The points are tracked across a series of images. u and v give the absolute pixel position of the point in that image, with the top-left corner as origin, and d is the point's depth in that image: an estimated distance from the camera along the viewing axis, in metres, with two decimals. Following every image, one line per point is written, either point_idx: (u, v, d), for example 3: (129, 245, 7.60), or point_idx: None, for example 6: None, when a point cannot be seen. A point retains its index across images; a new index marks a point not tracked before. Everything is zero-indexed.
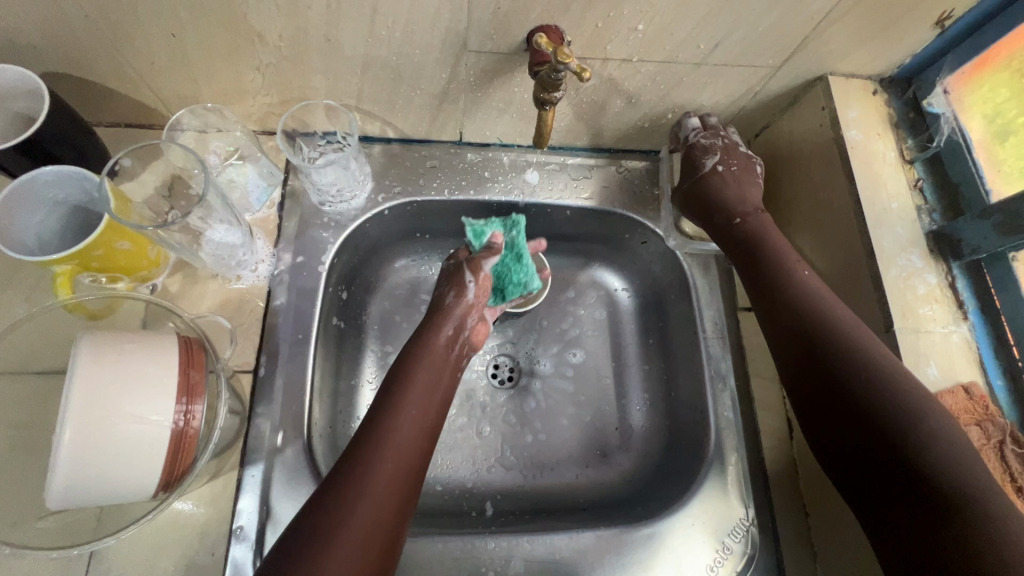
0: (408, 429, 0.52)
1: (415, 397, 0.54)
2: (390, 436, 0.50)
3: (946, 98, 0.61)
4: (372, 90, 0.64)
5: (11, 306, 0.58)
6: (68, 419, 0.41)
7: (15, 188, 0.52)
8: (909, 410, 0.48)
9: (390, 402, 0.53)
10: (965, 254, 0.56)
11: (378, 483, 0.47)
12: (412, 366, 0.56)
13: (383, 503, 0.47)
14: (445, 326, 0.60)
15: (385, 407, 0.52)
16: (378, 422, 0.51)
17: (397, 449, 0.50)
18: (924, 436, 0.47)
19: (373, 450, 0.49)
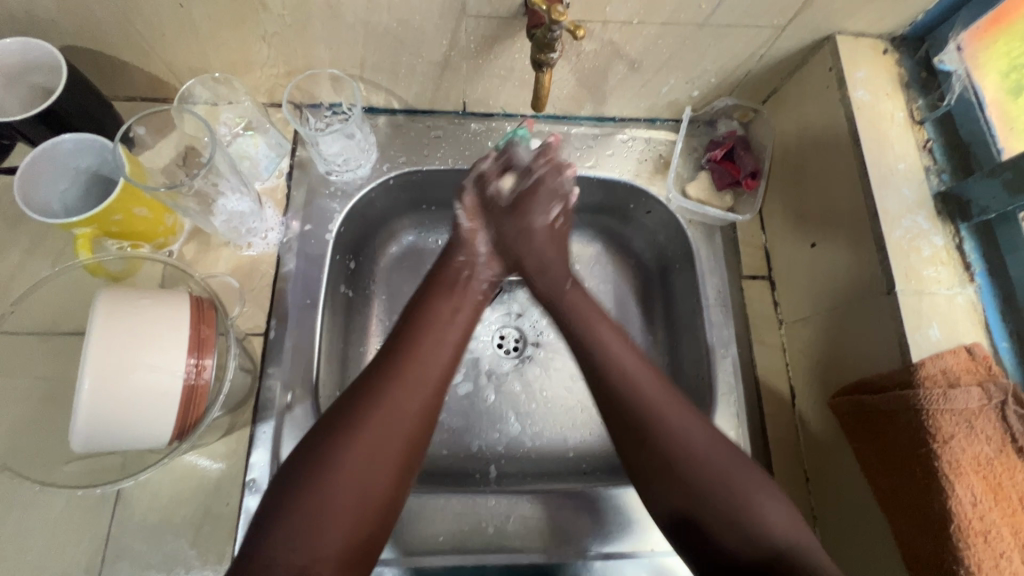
0: (414, 379, 0.52)
1: (424, 348, 0.55)
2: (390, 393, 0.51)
3: (959, 55, 0.59)
4: (375, 59, 0.65)
5: (38, 270, 0.62)
6: (86, 368, 0.44)
7: (36, 155, 0.55)
8: (702, 460, 0.51)
9: (401, 352, 0.54)
10: (974, 215, 0.55)
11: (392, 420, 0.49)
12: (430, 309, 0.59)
13: (378, 462, 0.48)
14: (460, 253, 0.65)
15: (396, 356, 0.54)
16: (385, 371, 0.52)
17: (401, 396, 0.51)
18: (725, 488, 0.50)
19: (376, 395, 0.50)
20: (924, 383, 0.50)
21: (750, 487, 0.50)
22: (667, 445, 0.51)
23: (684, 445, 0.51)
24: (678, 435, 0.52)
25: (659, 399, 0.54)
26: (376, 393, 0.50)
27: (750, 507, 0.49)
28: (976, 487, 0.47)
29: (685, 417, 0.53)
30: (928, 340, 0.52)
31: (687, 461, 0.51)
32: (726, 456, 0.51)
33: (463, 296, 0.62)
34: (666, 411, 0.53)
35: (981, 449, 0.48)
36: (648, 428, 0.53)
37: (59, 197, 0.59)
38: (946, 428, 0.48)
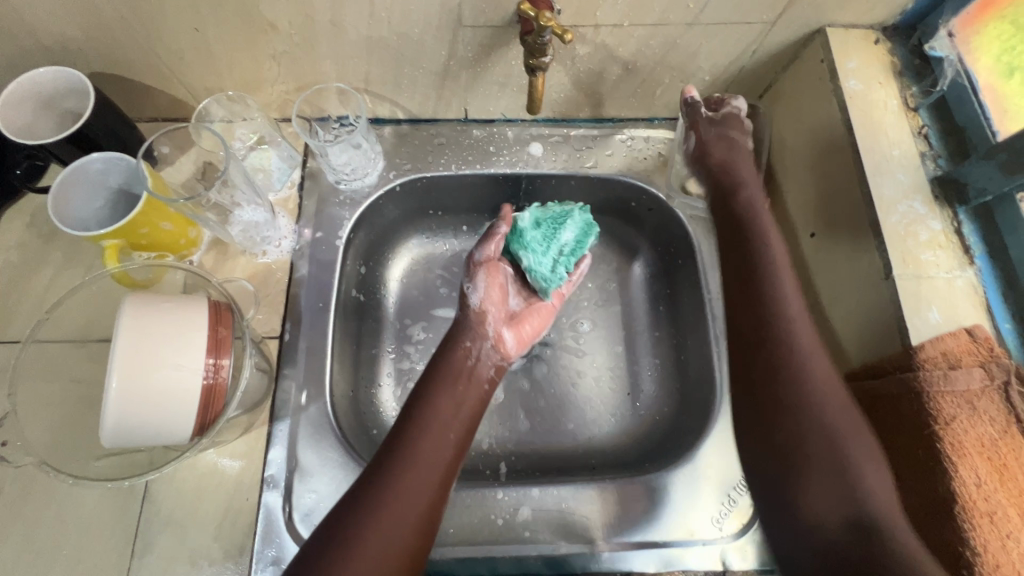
0: (415, 489, 0.50)
1: (424, 457, 0.53)
2: (411, 457, 0.52)
3: (951, 42, 0.60)
4: (379, 72, 0.68)
5: (72, 280, 0.66)
6: (114, 369, 0.47)
7: (68, 175, 0.59)
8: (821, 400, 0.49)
9: (398, 459, 0.52)
10: (972, 198, 0.55)
11: (408, 480, 0.50)
12: (438, 384, 0.60)
13: (399, 517, 0.48)
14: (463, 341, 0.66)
15: (397, 461, 0.52)
16: (385, 484, 0.50)
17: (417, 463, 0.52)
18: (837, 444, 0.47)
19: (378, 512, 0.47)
20: (923, 365, 0.50)
21: (864, 451, 0.47)
22: (792, 388, 0.50)
23: (821, 383, 0.51)
24: (817, 405, 0.49)
25: (818, 363, 0.52)
26: (379, 506, 0.48)
27: (855, 468, 0.46)
28: (980, 468, 0.47)
29: (838, 391, 0.50)
30: (928, 323, 0.52)
31: (824, 426, 0.48)
32: (852, 429, 0.48)
33: (467, 389, 0.62)
34: (819, 365, 0.51)
35: (985, 430, 0.47)
36: (794, 384, 0.50)
37: (85, 212, 0.62)
38: (947, 409, 0.48)
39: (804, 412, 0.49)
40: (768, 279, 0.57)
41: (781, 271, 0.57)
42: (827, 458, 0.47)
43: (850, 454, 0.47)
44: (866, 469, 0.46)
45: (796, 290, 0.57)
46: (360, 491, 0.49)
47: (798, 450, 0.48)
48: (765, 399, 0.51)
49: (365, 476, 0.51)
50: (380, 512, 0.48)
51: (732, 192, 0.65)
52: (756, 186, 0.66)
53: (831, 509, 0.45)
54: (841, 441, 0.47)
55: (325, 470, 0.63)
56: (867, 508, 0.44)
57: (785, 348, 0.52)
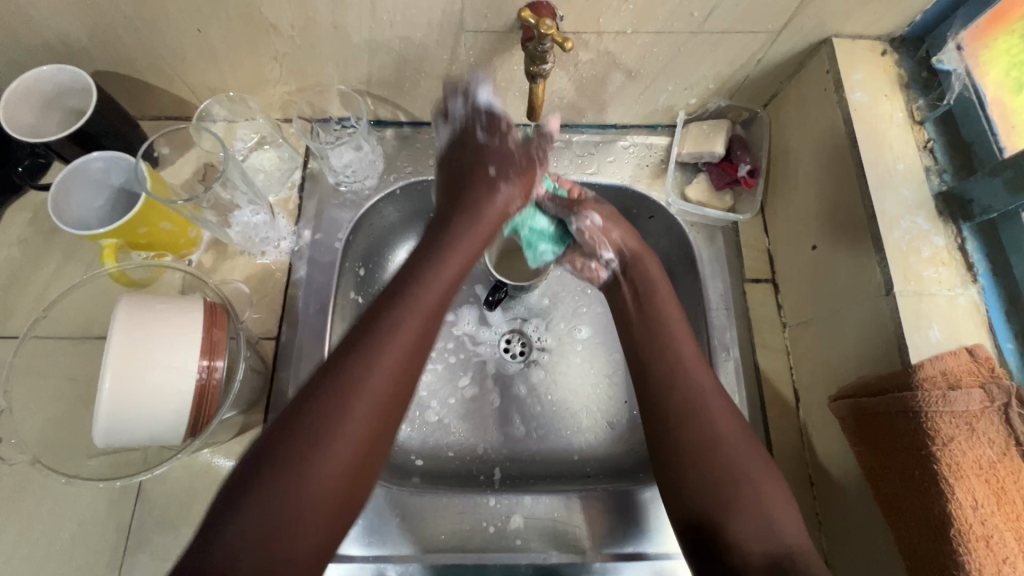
0: (376, 411, 0.46)
1: (393, 343, 0.48)
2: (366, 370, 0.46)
3: (959, 54, 0.59)
4: (380, 74, 0.68)
5: (72, 277, 0.66)
6: (107, 370, 0.47)
7: (69, 173, 0.59)
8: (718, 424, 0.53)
9: (348, 375, 0.45)
10: (976, 215, 0.54)
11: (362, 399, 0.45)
12: (423, 277, 0.53)
13: (365, 437, 0.44)
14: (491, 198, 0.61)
15: (349, 376, 0.45)
16: (339, 400, 0.44)
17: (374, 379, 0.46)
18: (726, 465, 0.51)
19: (328, 418, 0.44)
20: (923, 385, 0.49)
21: (768, 481, 0.51)
22: (689, 415, 0.54)
23: (716, 410, 0.55)
24: (714, 423, 0.54)
25: (716, 404, 0.55)
26: (336, 423, 0.44)
27: (763, 505, 0.49)
28: (977, 491, 0.46)
29: (736, 426, 0.54)
30: (928, 341, 0.51)
31: (698, 437, 0.53)
32: (761, 469, 0.52)
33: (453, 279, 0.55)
34: (719, 417, 0.54)
35: (983, 452, 0.47)
36: (700, 433, 0.53)
37: (86, 211, 0.62)
38: (945, 430, 0.47)
39: (713, 458, 0.52)
40: (655, 309, 0.63)
41: (660, 288, 0.65)
42: (738, 490, 0.50)
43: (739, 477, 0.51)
44: (776, 503, 0.50)
45: (688, 324, 0.62)
46: (304, 408, 0.44)
47: (714, 493, 0.50)
48: (676, 440, 0.54)
49: (306, 391, 0.45)
50: (342, 426, 0.44)
51: (632, 263, 0.67)
52: (651, 255, 0.68)
53: (752, 543, 0.47)
54: (749, 483, 0.50)
55: None
56: (781, 545, 0.47)
57: (682, 399, 0.55)
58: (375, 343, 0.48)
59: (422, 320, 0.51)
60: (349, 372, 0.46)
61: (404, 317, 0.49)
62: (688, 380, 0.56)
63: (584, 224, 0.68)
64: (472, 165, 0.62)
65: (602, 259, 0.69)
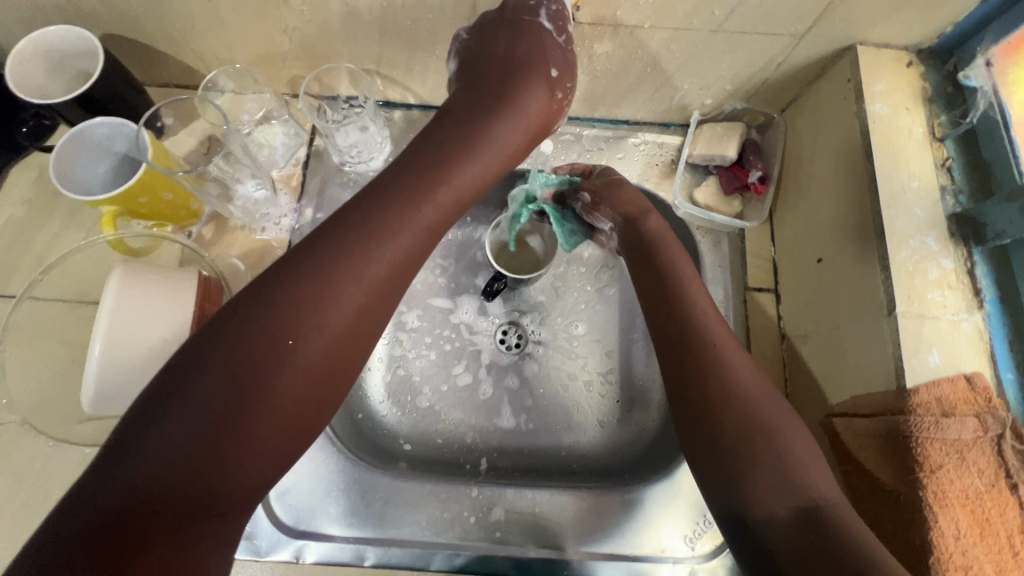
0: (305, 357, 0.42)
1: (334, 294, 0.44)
2: (311, 314, 0.43)
3: (987, 71, 0.57)
4: (390, 54, 0.66)
5: (72, 242, 0.67)
6: (98, 337, 0.48)
7: (73, 137, 0.59)
8: (739, 381, 0.52)
9: (291, 313, 0.43)
10: (988, 239, 0.53)
11: (307, 346, 0.43)
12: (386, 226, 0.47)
13: (308, 383, 0.43)
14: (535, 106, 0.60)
15: (294, 320, 0.43)
16: (274, 343, 0.42)
17: (314, 323, 0.43)
18: (750, 416, 0.50)
19: (252, 366, 0.41)
20: (916, 410, 0.48)
21: (794, 431, 0.50)
22: (708, 367, 0.53)
23: (735, 366, 0.53)
24: (733, 377, 0.52)
25: (733, 355, 0.54)
26: (262, 372, 0.41)
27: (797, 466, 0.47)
28: (961, 521, 0.45)
29: (757, 378, 0.53)
30: (927, 366, 0.50)
31: (721, 392, 0.51)
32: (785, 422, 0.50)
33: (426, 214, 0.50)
34: (737, 368, 0.53)
35: (971, 482, 0.46)
36: (718, 381, 0.52)
37: (87, 176, 0.62)
38: (934, 458, 0.46)
39: (732, 413, 0.50)
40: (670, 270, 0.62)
41: (674, 247, 0.65)
42: (763, 439, 0.49)
43: (771, 433, 0.49)
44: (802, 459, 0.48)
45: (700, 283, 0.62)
46: (231, 342, 0.41)
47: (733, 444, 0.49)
48: (700, 400, 0.52)
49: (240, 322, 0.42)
50: (278, 371, 0.41)
51: (633, 221, 0.68)
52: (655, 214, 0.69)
53: (780, 500, 0.45)
54: (776, 437, 0.49)
55: (304, 451, 0.63)
56: (808, 498, 0.45)
57: (696, 356, 0.54)
58: (311, 282, 0.44)
59: (378, 270, 0.46)
60: (281, 307, 0.43)
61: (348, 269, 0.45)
62: (706, 336, 0.56)
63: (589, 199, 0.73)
64: (524, 52, 0.58)
65: (607, 231, 0.75)
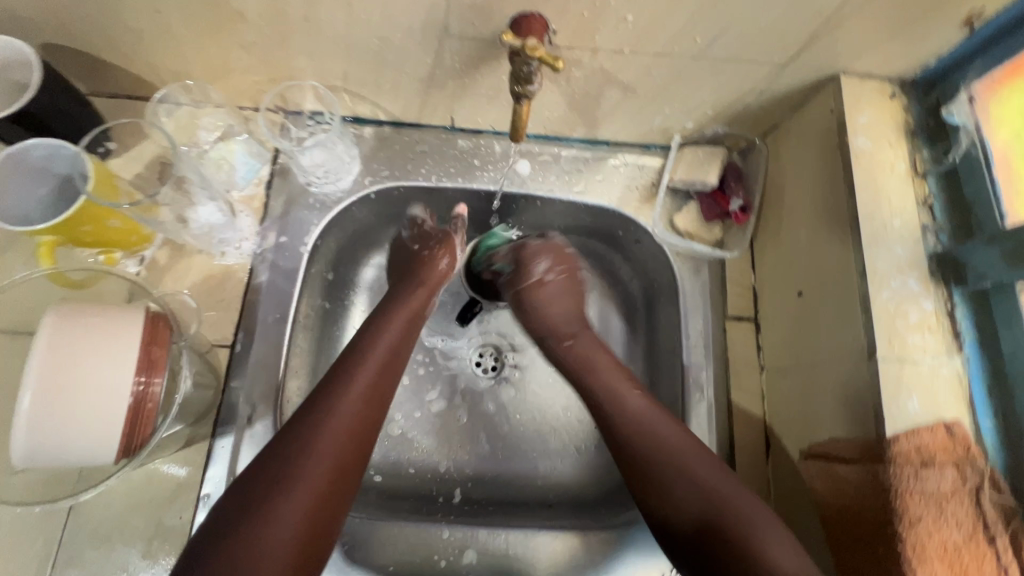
0: (306, 486, 0.47)
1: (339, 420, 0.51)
2: (284, 484, 0.46)
3: (970, 107, 0.55)
4: (358, 72, 0.63)
5: (10, 268, 0.62)
6: (28, 388, 0.44)
7: (5, 158, 0.54)
8: (689, 469, 0.53)
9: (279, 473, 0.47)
10: (969, 281, 0.51)
11: (280, 518, 0.45)
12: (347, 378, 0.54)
13: (303, 504, 0.46)
14: (419, 286, 0.65)
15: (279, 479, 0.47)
16: (276, 484, 0.47)
17: (306, 470, 0.48)
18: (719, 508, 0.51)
19: (280, 492, 0.46)
20: (896, 459, 0.47)
21: (758, 513, 0.51)
22: (659, 460, 0.54)
23: (685, 451, 0.54)
24: (697, 474, 0.53)
25: (683, 442, 0.55)
26: (280, 494, 0.46)
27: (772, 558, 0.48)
28: (939, 575, 0.44)
29: (715, 465, 0.54)
30: (906, 412, 0.49)
31: (695, 495, 0.52)
32: (746, 500, 0.52)
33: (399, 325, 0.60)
34: (694, 462, 0.54)
35: (949, 534, 0.45)
36: (665, 475, 0.54)
37: (23, 200, 0.57)
38: (913, 509, 0.46)
39: (699, 497, 0.52)
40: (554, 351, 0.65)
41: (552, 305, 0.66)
42: (724, 530, 0.50)
43: (749, 526, 0.50)
44: (772, 545, 0.49)
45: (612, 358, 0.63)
46: (239, 508, 0.45)
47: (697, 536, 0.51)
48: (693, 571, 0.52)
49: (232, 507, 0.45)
50: (266, 529, 0.44)
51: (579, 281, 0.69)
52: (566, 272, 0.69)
53: None
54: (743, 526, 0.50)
55: None
56: None
57: (649, 445, 0.55)
58: (289, 445, 0.49)
59: (336, 444, 0.50)
60: (268, 495, 0.46)
61: (337, 408, 0.52)
62: (632, 414, 0.57)
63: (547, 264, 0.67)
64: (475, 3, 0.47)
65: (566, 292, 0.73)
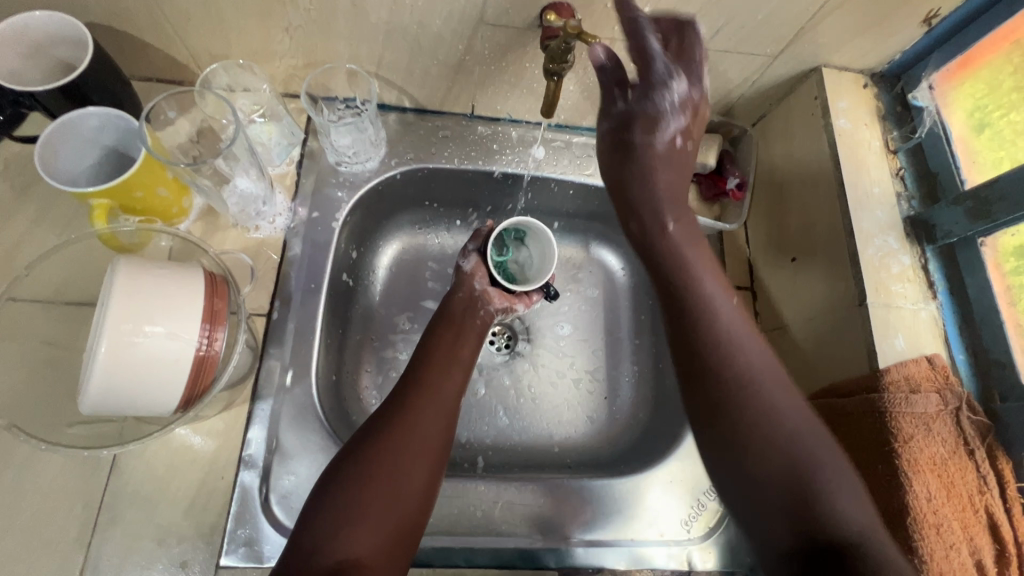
0: (408, 449, 0.53)
1: (417, 415, 0.56)
2: (390, 445, 0.53)
3: (931, 93, 0.65)
4: (393, 58, 0.68)
5: (46, 237, 0.63)
6: (103, 333, 0.45)
7: (60, 126, 0.56)
8: (756, 383, 0.53)
9: (381, 444, 0.53)
10: (938, 239, 0.60)
11: (387, 472, 0.51)
12: (435, 373, 0.61)
13: (406, 471, 0.52)
14: (459, 290, 0.70)
15: (383, 437, 0.53)
16: (375, 450, 0.52)
17: (405, 441, 0.54)
18: (767, 416, 0.51)
19: (369, 474, 0.51)
20: (888, 387, 0.54)
21: (835, 481, 0.48)
22: (735, 387, 0.53)
23: (763, 370, 0.54)
24: (746, 367, 0.53)
25: (762, 370, 0.54)
26: (367, 482, 0.51)
27: (824, 498, 0.47)
28: (931, 484, 0.51)
29: (765, 356, 0.55)
30: (894, 349, 0.57)
31: (741, 377, 0.53)
32: (829, 465, 0.49)
33: (466, 323, 0.68)
34: (750, 354, 0.54)
35: (937, 450, 0.52)
36: (747, 432, 0.51)
37: (70, 164, 0.59)
38: (906, 429, 0.52)
39: (749, 400, 0.52)
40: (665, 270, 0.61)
41: (690, 252, 0.62)
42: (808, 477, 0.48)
43: (823, 468, 0.49)
44: (835, 496, 0.47)
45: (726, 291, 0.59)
46: (341, 474, 0.51)
47: (779, 472, 0.49)
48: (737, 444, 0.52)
49: (342, 462, 0.52)
50: (374, 481, 0.51)
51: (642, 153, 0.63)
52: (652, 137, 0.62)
53: (857, 523, 0.46)
54: (745, 406, 0.52)
55: (306, 453, 0.62)
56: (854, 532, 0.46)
57: (720, 357, 0.54)
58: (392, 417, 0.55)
59: (440, 422, 0.57)
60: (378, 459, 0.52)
61: (418, 404, 0.57)
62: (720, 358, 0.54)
63: (684, 88, 0.58)
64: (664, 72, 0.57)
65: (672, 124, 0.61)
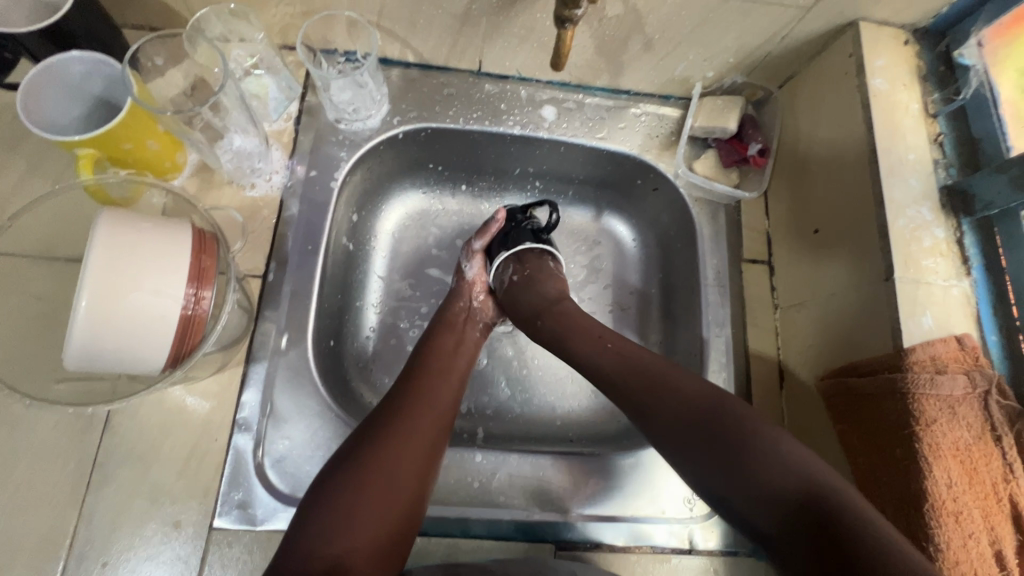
0: (402, 447, 0.51)
1: (413, 419, 0.54)
2: (385, 443, 0.51)
3: (979, 51, 0.59)
4: (394, 7, 0.63)
5: (37, 191, 0.61)
6: (84, 287, 0.43)
7: (43, 71, 0.54)
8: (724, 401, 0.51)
9: (376, 443, 0.51)
10: (977, 210, 0.55)
11: (381, 473, 0.49)
12: (436, 384, 0.59)
13: (405, 465, 0.50)
14: (459, 300, 0.69)
15: (382, 435, 0.52)
16: (370, 449, 0.50)
17: (400, 439, 0.52)
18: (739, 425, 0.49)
19: (365, 474, 0.49)
20: (912, 367, 0.51)
21: (760, 428, 0.48)
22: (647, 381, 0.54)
23: (696, 394, 0.52)
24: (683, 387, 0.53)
25: (667, 368, 0.55)
26: (361, 479, 0.48)
27: (748, 449, 0.47)
28: (953, 470, 0.48)
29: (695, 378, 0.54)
30: (921, 327, 0.53)
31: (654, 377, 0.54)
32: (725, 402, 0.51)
33: (464, 331, 0.67)
34: (684, 381, 0.53)
35: (961, 434, 0.49)
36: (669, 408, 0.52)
37: (56, 113, 0.57)
38: (930, 412, 0.49)
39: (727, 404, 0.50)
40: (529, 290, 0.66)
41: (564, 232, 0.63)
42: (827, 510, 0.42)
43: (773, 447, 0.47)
44: (768, 444, 0.47)
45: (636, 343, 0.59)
46: (334, 476, 0.49)
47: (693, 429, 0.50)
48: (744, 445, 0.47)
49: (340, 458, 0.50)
50: (370, 479, 0.49)
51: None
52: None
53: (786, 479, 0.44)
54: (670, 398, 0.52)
55: (300, 417, 0.60)
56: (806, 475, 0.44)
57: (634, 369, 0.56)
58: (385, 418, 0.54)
59: (436, 427, 0.55)
60: (374, 460, 0.50)
61: (413, 409, 0.55)
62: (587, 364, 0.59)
63: None
64: None
65: None
